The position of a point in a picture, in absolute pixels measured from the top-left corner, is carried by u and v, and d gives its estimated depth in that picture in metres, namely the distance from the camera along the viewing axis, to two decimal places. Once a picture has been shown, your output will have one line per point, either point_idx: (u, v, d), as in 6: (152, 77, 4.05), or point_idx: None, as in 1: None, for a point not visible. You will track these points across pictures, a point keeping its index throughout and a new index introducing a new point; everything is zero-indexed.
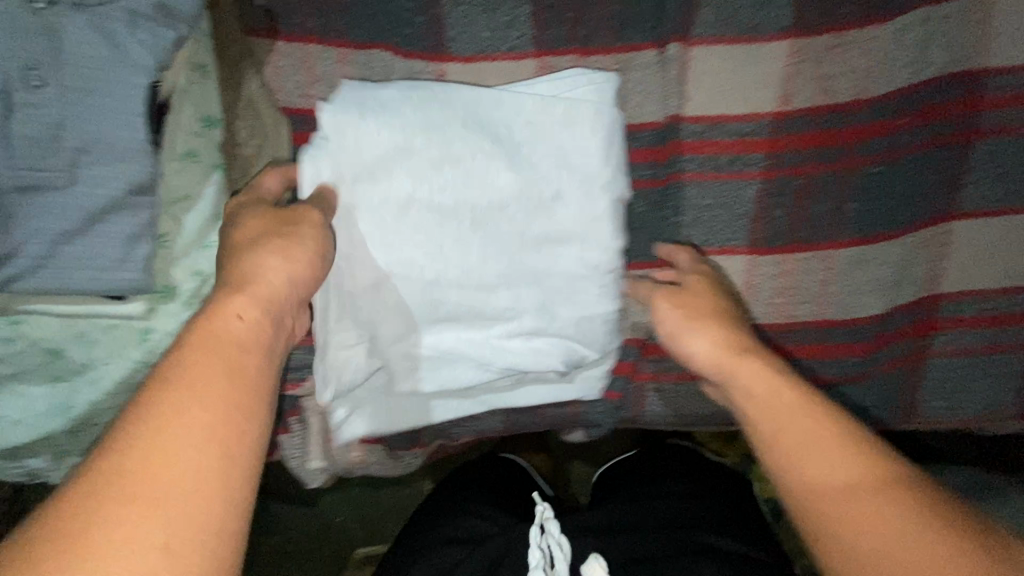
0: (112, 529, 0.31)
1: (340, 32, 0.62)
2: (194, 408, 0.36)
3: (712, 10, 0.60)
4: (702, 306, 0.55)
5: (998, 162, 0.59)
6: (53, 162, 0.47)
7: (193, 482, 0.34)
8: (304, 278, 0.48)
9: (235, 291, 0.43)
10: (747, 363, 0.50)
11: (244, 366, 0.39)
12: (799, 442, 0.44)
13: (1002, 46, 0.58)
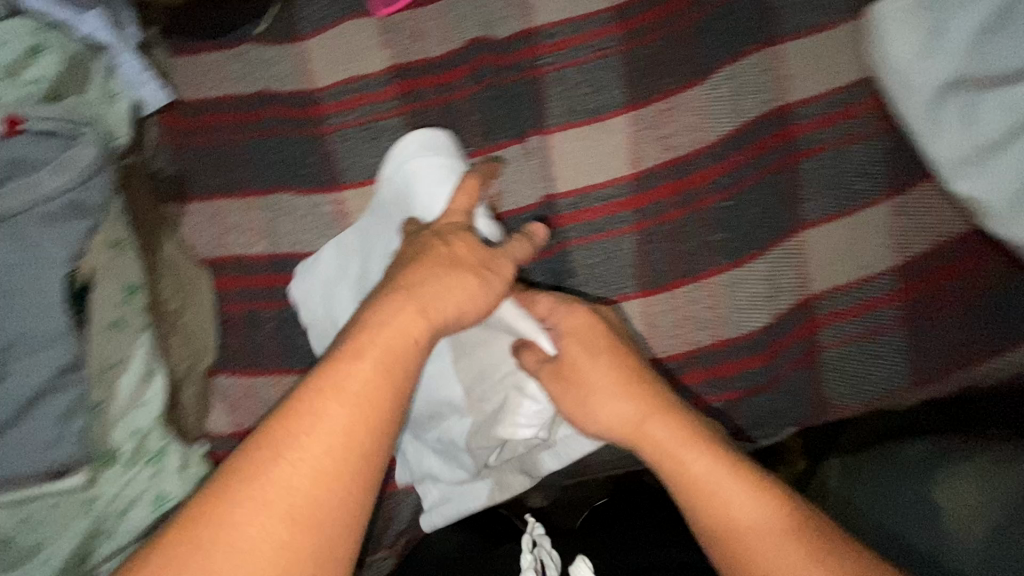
0: (263, 502, 0.44)
1: (246, 183, 0.71)
2: (332, 417, 0.47)
3: (557, 104, 0.71)
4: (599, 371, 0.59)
5: (826, 173, 0.67)
6: None
7: (321, 477, 0.45)
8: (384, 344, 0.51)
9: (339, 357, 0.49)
10: (686, 454, 0.55)
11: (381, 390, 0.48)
12: (715, 497, 0.52)
13: (798, 84, 0.68)
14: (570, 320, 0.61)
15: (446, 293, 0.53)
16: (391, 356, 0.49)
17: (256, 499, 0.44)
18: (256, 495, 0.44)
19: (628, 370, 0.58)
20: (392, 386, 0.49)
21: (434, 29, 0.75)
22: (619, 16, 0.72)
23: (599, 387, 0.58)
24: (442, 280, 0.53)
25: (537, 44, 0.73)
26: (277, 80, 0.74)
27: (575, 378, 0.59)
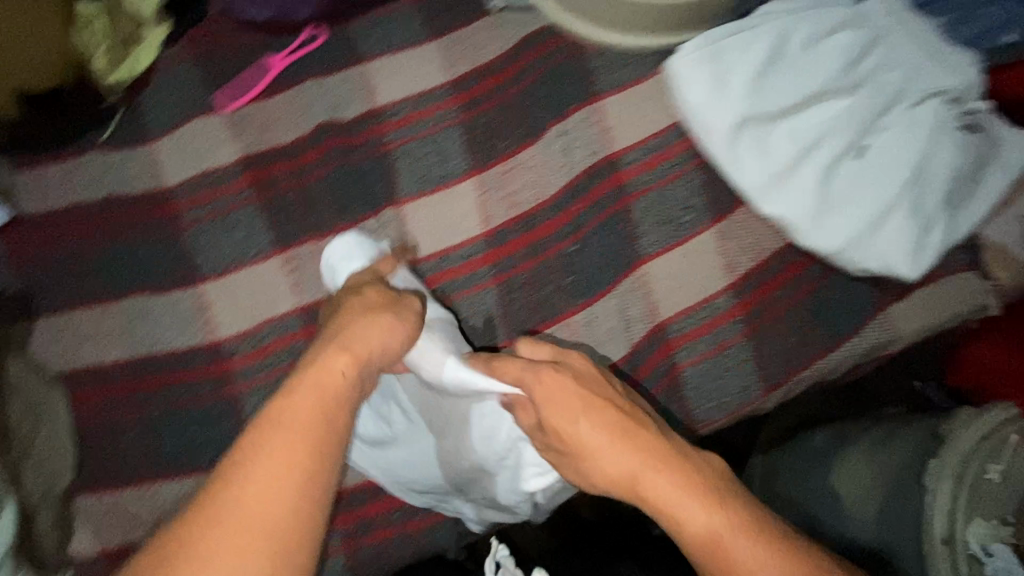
0: (221, 516, 0.41)
1: (100, 291, 0.70)
2: (286, 448, 0.44)
3: (407, 176, 0.75)
4: (572, 402, 0.55)
5: (655, 210, 0.74)
6: None
7: (280, 515, 0.41)
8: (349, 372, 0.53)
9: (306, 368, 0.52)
10: (687, 502, 0.48)
11: (332, 431, 0.47)
12: (721, 548, 0.45)
13: (620, 133, 0.75)
14: (541, 386, 0.57)
15: (370, 334, 0.57)
16: (327, 396, 0.48)
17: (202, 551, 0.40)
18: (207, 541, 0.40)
19: (597, 398, 0.55)
20: (335, 417, 0.47)
21: (283, 117, 0.78)
22: (454, 90, 0.78)
23: (599, 430, 0.53)
24: (361, 323, 0.57)
25: (382, 121, 0.78)
26: (128, 181, 0.75)
27: (554, 410, 0.55)
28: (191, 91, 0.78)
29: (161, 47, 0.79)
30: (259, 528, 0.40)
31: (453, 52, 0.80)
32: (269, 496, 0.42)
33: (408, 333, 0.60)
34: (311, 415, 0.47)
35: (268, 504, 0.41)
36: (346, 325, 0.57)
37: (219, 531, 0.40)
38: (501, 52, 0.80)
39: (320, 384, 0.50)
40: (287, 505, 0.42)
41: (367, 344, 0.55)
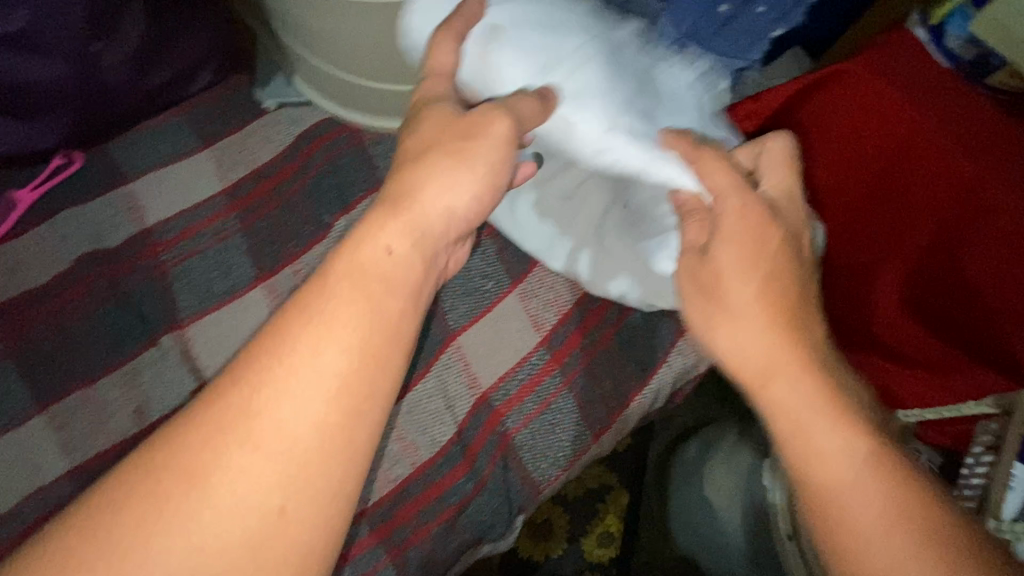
0: (253, 441, 0.40)
1: None
2: (330, 342, 0.42)
3: (188, 295, 0.71)
4: (738, 255, 0.52)
5: (456, 286, 0.76)
6: None
7: (307, 438, 0.41)
8: (461, 204, 0.49)
9: (386, 222, 0.47)
10: (811, 415, 0.47)
11: (383, 331, 0.44)
12: (831, 453, 0.46)
13: None
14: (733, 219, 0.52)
15: (451, 180, 0.48)
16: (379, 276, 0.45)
17: (246, 428, 0.40)
18: (254, 418, 0.40)
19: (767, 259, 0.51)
20: (373, 354, 0.43)
21: (36, 256, 0.72)
22: (232, 197, 0.77)
23: (772, 289, 0.50)
24: (425, 170, 0.48)
25: (155, 242, 0.73)
26: None
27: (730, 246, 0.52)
28: None
29: None
30: (297, 417, 0.41)
31: (227, 161, 0.79)
32: (305, 392, 0.41)
33: (495, 161, 0.50)
34: (362, 328, 0.43)
35: (296, 402, 0.41)
36: (401, 172, 0.49)
37: (263, 412, 0.41)
38: (275, 154, 0.80)
39: (360, 264, 0.45)
40: (311, 431, 0.41)
41: (448, 181, 0.48)
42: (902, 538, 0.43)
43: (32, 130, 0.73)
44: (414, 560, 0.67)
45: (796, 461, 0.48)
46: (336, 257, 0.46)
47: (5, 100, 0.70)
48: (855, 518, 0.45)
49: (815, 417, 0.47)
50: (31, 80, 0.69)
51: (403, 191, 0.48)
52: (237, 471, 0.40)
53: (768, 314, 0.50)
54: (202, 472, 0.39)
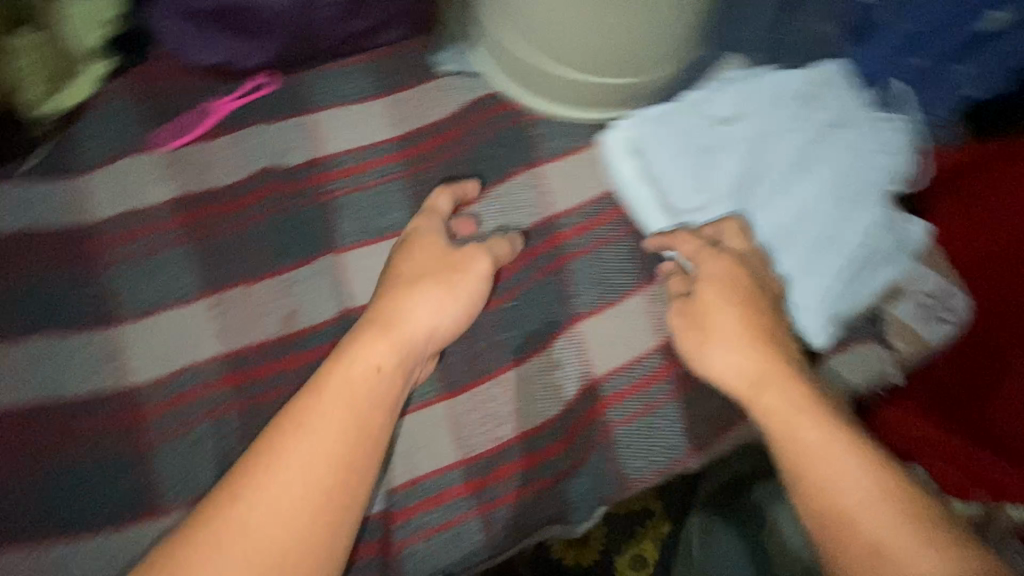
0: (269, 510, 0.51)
1: (6, 331, 0.67)
2: (313, 442, 0.54)
3: (349, 225, 0.76)
4: (744, 299, 0.63)
5: (589, 272, 0.77)
6: None
7: (314, 507, 0.52)
8: (442, 325, 0.66)
9: (383, 337, 0.61)
10: (803, 432, 0.53)
11: (377, 414, 0.58)
12: (838, 469, 0.50)
13: (557, 197, 0.81)
14: (713, 265, 0.66)
15: (431, 300, 0.65)
16: (357, 386, 0.58)
17: (265, 488, 0.52)
18: (269, 481, 0.52)
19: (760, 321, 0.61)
20: (368, 427, 0.57)
21: (225, 160, 0.79)
22: (401, 146, 0.82)
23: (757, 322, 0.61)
24: (417, 294, 0.65)
25: (326, 170, 0.80)
26: (53, 218, 0.73)
27: (700, 311, 0.63)
28: (131, 129, 0.78)
29: (104, 80, 0.80)
30: (302, 485, 0.52)
31: (401, 111, 0.84)
32: (315, 461, 0.53)
33: (472, 287, 0.69)
34: (350, 418, 0.56)
35: (304, 469, 0.53)
36: (396, 300, 0.65)
37: (270, 483, 0.52)
38: (446, 114, 0.85)
39: (351, 380, 0.58)
40: (313, 504, 0.52)
41: (426, 313, 0.65)
42: (953, 557, 0.45)
43: (248, 45, 0.81)
44: (500, 519, 0.69)
45: (822, 520, 0.50)
46: (328, 373, 0.58)
47: (235, 19, 0.78)
48: (893, 552, 0.46)
49: (830, 460, 0.51)
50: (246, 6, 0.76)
51: (396, 316, 0.63)
52: (259, 518, 0.51)
53: (753, 338, 0.60)
54: (228, 525, 0.51)
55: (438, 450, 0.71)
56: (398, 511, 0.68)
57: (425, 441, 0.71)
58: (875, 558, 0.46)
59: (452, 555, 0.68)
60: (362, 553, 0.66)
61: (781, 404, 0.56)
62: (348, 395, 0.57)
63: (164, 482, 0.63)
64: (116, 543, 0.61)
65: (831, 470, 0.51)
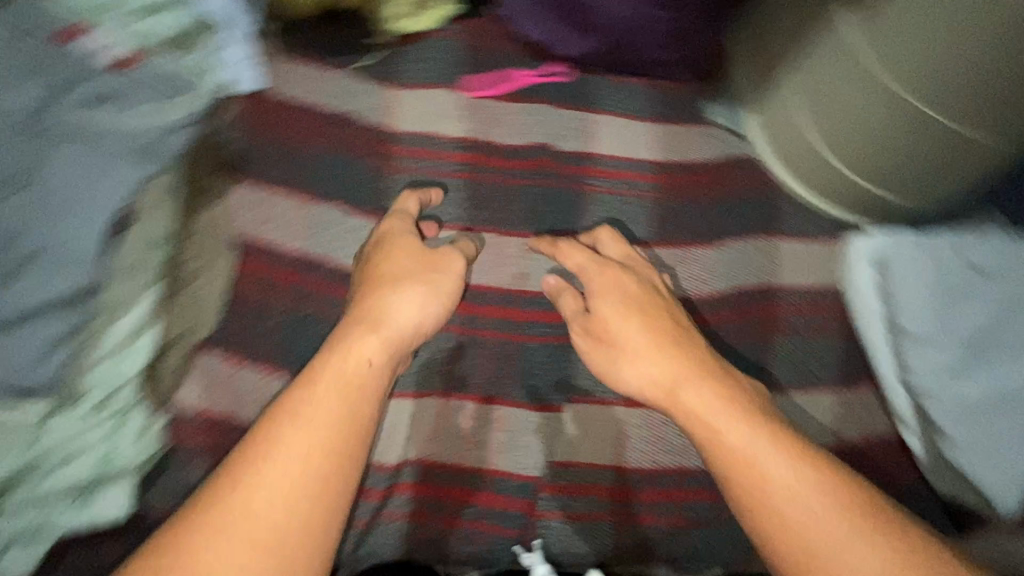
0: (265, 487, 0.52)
1: (299, 186, 0.75)
2: (289, 441, 0.55)
3: (597, 220, 0.83)
4: (662, 347, 0.66)
5: (792, 352, 0.80)
6: (5, 260, 0.57)
7: (302, 486, 0.53)
8: (414, 314, 0.65)
9: (370, 335, 0.62)
10: (768, 463, 0.57)
11: (341, 417, 0.57)
12: (801, 500, 0.55)
13: (785, 273, 0.84)
14: (600, 278, 0.71)
15: (392, 301, 0.65)
16: (348, 381, 0.59)
17: (261, 477, 0.53)
18: (264, 466, 0.53)
19: (697, 359, 0.65)
20: (348, 424, 0.57)
21: (511, 122, 0.86)
22: (659, 170, 0.88)
23: (665, 350, 0.66)
24: (399, 292, 0.66)
25: (592, 165, 0.86)
26: (363, 111, 0.81)
27: (598, 329, 0.69)
28: (448, 67, 0.86)
29: (446, 21, 0.87)
30: (301, 470, 0.53)
31: (670, 140, 0.90)
32: (304, 449, 0.54)
33: (451, 285, 0.69)
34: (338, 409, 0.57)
35: (302, 454, 0.54)
36: (378, 297, 0.65)
37: (276, 466, 0.53)
38: (709, 158, 0.90)
39: (341, 372, 0.59)
40: (304, 482, 0.53)
41: (377, 317, 0.64)
42: (857, 541, 0.52)
43: (569, 37, 0.88)
44: (635, 535, 0.72)
45: (750, 510, 0.56)
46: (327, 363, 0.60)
47: (576, 15, 0.86)
48: (812, 539, 0.53)
49: (768, 457, 0.57)
50: (595, 10, 0.85)
51: (381, 309, 0.64)
52: (255, 507, 0.51)
53: (655, 344, 0.67)
54: (222, 512, 0.51)
55: (603, 448, 0.74)
56: (553, 484, 0.72)
57: (595, 435, 0.74)
58: (795, 543, 0.53)
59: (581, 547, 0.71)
60: (511, 505, 0.71)
61: (702, 404, 0.62)
62: (345, 393, 0.58)
63: None
64: None
65: (742, 461, 0.57)
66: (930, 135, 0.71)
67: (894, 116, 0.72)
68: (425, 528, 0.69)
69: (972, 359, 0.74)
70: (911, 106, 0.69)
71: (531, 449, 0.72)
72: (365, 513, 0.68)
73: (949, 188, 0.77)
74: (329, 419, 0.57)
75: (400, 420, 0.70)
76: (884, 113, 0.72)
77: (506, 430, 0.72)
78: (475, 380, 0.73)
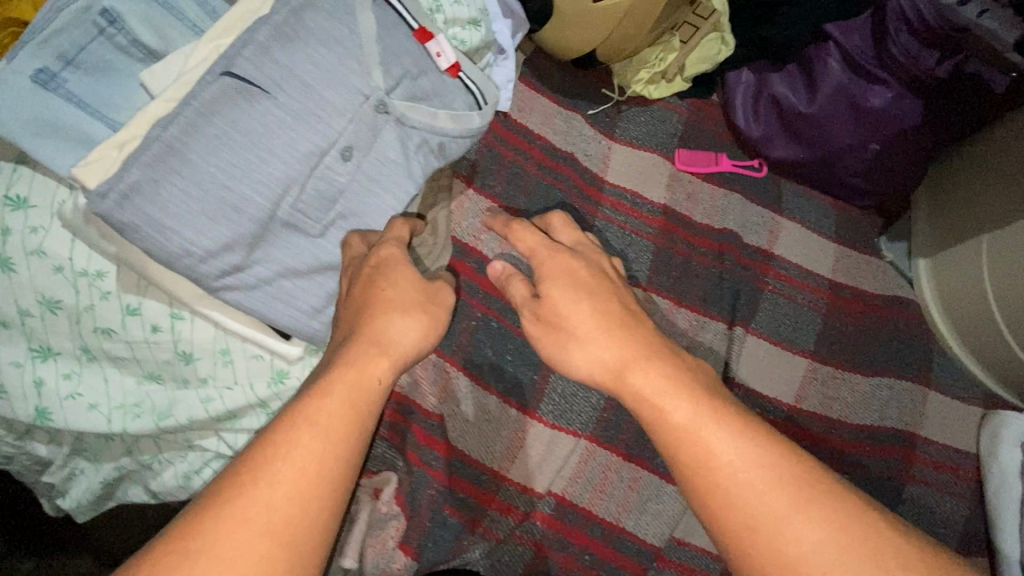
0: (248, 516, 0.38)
1: (517, 206, 0.79)
2: (276, 465, 0.40)
3: (765, 317, 0.86)
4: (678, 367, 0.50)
5: (919, 503, 0.81)
6: (317, 214, 0.53)
7: (281, 518, 0.39)
8: (422, 339, 0.49)
9: (371, 348, 0.46)
10: (722, 453, 0.45)
11: (346, 419, 0.43)
12: (785, 520, 0.42)
13: (929, 423, 0.85)
14: (553, 263, 0.57)
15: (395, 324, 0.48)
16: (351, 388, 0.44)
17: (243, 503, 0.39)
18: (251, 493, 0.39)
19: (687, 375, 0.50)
20: (347, 443, 0.42)
21: (707, 203, 0.91)
22: (832, 288, 0.91)
23: (652, 355, 0.51)
24: (390, 306, 0.48)
25: (771, 265, 0.90)
26: (582, 155, 0.87)
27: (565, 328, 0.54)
28: (665, 135, 0.92)
29: (673, 95, 0.93)
30: (291, 489, 0.39)
31: (843, 262, 0.94)
32: (297, 463, 0.40)
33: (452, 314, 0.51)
34: (337, 424, 0.43)
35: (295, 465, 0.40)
36: (380, 306, 0.48)
37: (258, 492, 0.39)
38: (876, 291, 0.93)
39: (351, 384, 0.44)
40: (281, 512, 0.39)
41: (382, 335, 0.47)
42: (802, 515, 0.42)
43: (781, 143, 0.93)
44: None
45: (705, 495, 0.45)
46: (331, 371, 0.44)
47: (805, 127, 0.91)
48: (753, 514, 0.43)
49: (702, 442, 0.46)
50: (826, 126, 0.90)
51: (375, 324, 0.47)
52: (231, 547, 0.37)
53: (606, 327, 0.52)
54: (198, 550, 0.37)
55: None
56: (666, 556, 0.74)
57: None
58: (741, 524, 0.43)
59: None
60: (627, 565, 0.72)
61: (649, 387, 0.49)
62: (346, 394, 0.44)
63: (544, 395, 0.73)
64: (494, 409, 0.71)
65: (701, 446, 0.46)
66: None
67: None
68: (545, 561, 0.70)
69: None
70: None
71: (658, 517, 0.74)
72: (499, 528, 0.69)
73: None
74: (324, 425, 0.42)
75: (552, 452, 0.72)
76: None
77: (643, 491, 0.74)
78: (625, 436, 0.75)
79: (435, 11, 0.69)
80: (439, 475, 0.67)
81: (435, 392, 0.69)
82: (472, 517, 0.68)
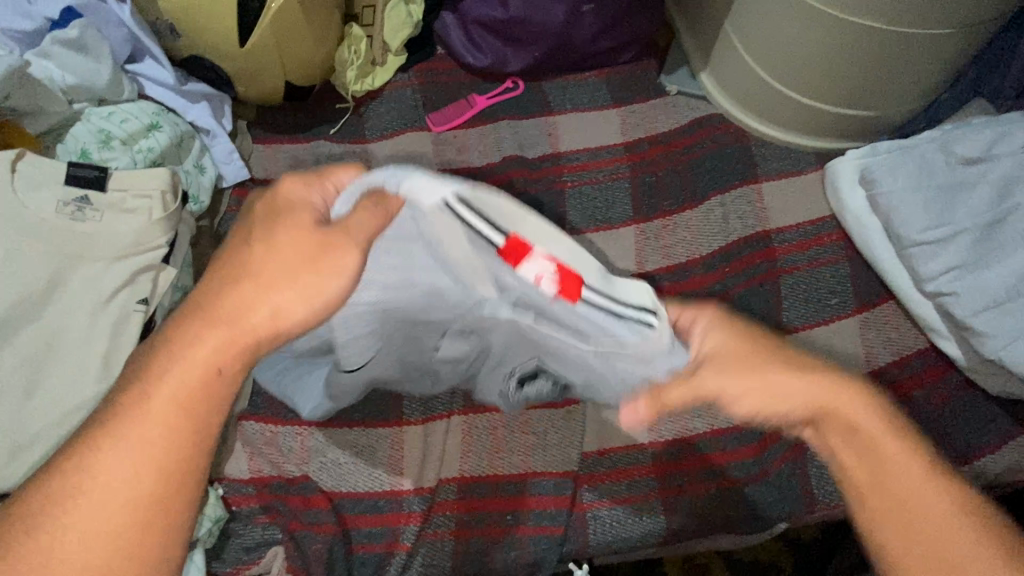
0: (92, 486, 0.39)
1: None
2: (127, 450, 0.40)
3: (577, 213, 0.86)
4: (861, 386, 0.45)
5: (801, 288, 0.80)
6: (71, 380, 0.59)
7: (133, 493, 0.39)
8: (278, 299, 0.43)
9: (238, 278, 0.43)
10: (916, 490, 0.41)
11: (186, 421, 0.41)
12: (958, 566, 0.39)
13: (775, 214, 0.84)
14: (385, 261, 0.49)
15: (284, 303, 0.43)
16: (193, 389, 0.41)
17: (73, 499, 0.39)
18: (71, 493, 0.39)
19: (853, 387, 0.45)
20: (206, 417, 0.42)
21: (479, 146, 0.91)
22: (629, 150, 0.90)
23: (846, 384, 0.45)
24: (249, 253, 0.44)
25: (562, 163, 0.90)
26: None
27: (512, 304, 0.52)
28: (410, 110, 0.93)
29: (396, 71, 0.94)
30: (131, 488, 0.39)
31: (631, 119, 0.93)
32: (143, 466, 0.40)
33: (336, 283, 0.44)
34: (182, 403, 0.41)
35: (128, 472, 0.39)
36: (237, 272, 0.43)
37: (113, 466, 0.39)
38: (672, 127, 0.92)
39: (190, 371, 0.41)
40: (130, 485, 0.39)
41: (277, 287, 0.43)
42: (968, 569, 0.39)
43: (513, 54, 0.93)
44: (685, 506, 0.72)
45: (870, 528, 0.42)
46: (183, 336, 0.42)
47: (517, 28, 0.91)
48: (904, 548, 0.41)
49: (951, 539, 0.40)
50: (534, 19, 0.89)
51: (230, 291, 0.43)
52: (58, 540, 0.39)
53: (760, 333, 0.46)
54: (44, 516, 0.39)
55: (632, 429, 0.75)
56: (590, 474, 0.73)
57: None
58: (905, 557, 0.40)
59: (632, 532, 0.71)
60: (551, 505, 0.71)
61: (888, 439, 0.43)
62: (188, 387, 0.41)
63: (402, 399, 0.74)
64: (361, 440, 0.72)
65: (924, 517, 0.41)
66: (914, 46, 0.74)
67: (859, 49, 0.76)
68: (467, 542, 0.69)
69: (981, 249, 0.70)
70: (872, 28, 0.73)
71: (563, 446, 0.73)
72: (416, 537, 0.68)
73: (899, 93, 0.82)
74: (160, 439, 0.41)
75: (432, 444, 0.72)
76: (854, 47, 0.76)
77: (536, 430, 0.74)
78: None
79: (108, 140, 0.72)
80: (325, 527, 0.66)
81: (294, 457, 0.70)
82: (389, 541, 0.68)
